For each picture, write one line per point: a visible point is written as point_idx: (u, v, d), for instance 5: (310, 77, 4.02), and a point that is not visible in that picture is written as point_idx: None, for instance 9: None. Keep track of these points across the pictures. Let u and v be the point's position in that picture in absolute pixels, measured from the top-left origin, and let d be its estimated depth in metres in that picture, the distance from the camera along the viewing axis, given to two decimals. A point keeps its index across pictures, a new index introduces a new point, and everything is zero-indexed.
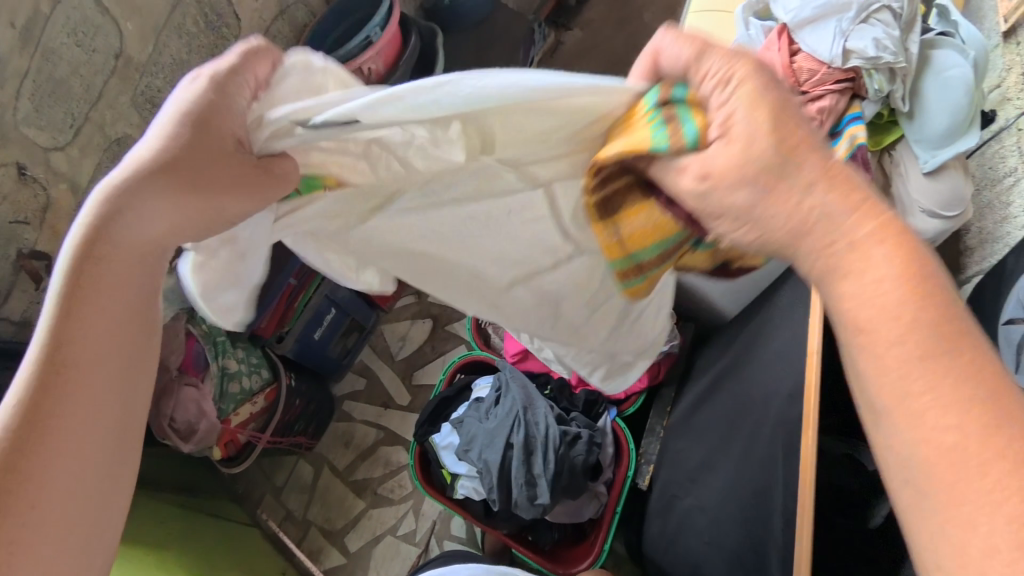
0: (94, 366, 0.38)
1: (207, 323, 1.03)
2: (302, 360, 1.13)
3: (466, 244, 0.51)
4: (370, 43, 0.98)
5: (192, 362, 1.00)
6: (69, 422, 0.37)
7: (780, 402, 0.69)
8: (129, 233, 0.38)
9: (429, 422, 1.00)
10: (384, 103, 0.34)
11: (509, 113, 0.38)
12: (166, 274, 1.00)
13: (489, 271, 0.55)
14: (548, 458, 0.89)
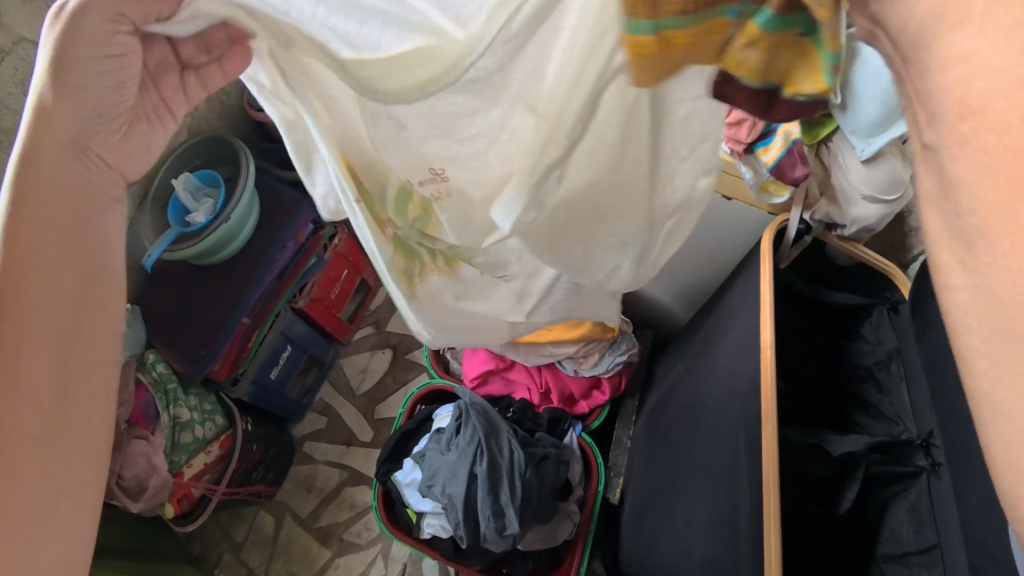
0: (41, 249, 0.40)
1: (157, 369, 0.96)
2: (259, 404, 1.09)
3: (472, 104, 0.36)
4: None
5: (143, 414, 0.93)
6: (27, 316, 0.40)
7: (738, 399, 0.74)
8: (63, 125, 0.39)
9: (391, 460, 0.97)
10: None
11: None
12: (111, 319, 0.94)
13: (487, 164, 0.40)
14: (514, 484, 0.85)
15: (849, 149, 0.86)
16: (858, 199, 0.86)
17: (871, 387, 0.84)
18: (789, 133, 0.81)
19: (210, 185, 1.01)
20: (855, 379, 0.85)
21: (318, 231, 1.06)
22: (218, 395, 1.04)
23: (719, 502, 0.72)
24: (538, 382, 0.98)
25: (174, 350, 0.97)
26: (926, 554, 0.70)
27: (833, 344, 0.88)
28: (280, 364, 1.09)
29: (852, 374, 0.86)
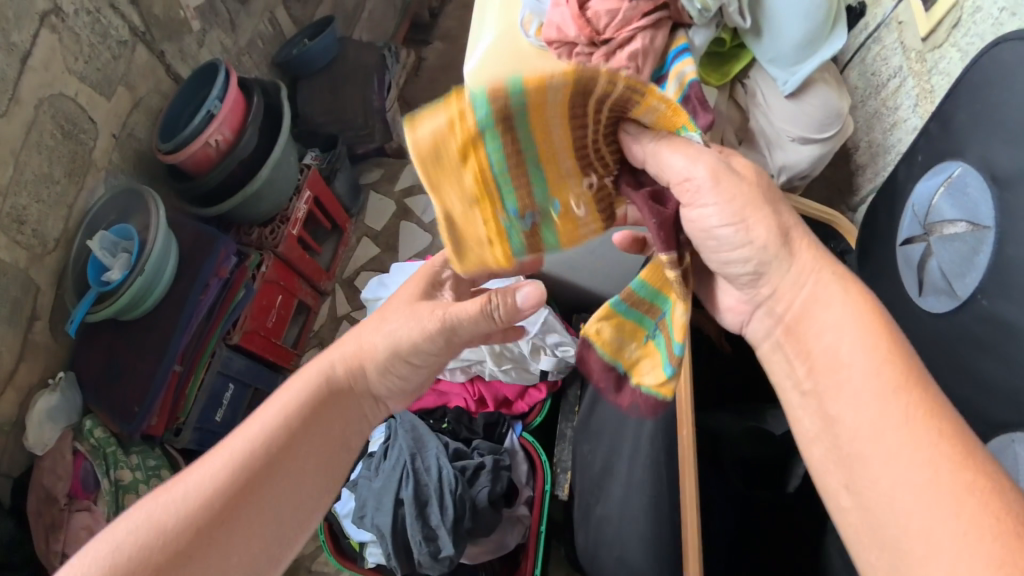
0: (288, 494, 0.44)
1: (95, 436, 0.95)
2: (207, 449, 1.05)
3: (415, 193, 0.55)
4: (211, 116, 0.98)
5: (81, 486, 0.92)
6: (247, 533, 0.41)
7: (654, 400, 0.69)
8: (347, 420, 0.49)
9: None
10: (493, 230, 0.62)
11: None
12: (47, 392, 0.93)
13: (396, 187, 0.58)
14: (444, 505, 0.81)
15: (770, 84, 0.73)
16: (787, 143, 0.72)
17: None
18: (683, 75, 0.69)
19: (126, 240, 0.98)
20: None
21: (242, 262, 1.05)
22: (163, 448, 1.01)
23: (649, 518, 0.69)
24: (471, 392, 0.96)
25: (105, 411, 0.95)
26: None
27: None
28: (224, 405, 1.06)
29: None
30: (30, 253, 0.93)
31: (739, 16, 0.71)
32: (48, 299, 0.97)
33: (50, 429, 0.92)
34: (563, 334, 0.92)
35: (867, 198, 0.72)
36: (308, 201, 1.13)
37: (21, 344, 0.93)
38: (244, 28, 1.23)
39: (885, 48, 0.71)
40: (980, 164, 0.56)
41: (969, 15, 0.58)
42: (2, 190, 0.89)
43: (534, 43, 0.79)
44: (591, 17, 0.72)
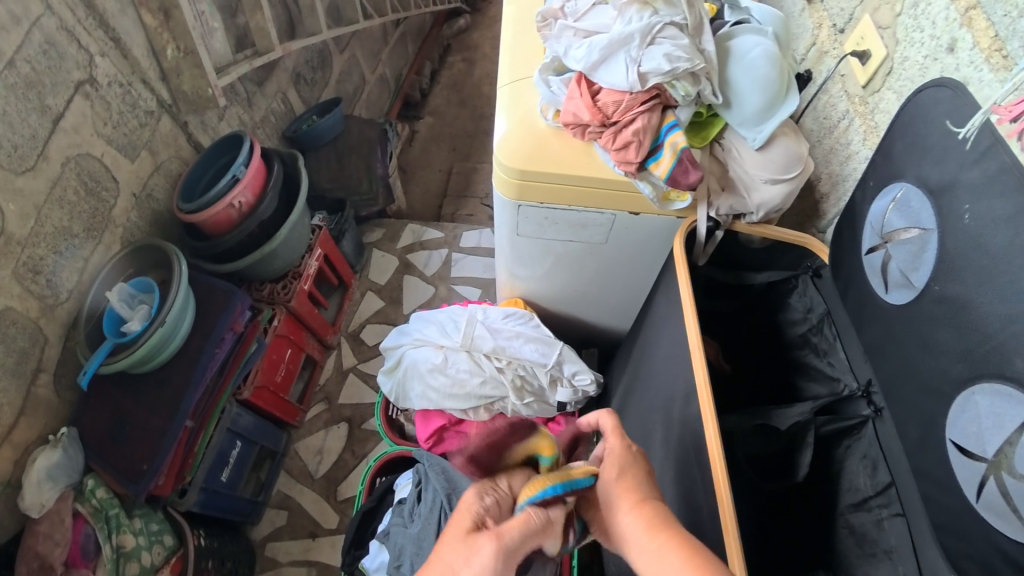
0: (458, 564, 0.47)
1: (97, 497, 0.95)
2: (207, 511, 1.09)
3: (560, 202, 0.94)
4: (237, 180, 1.08)
5: (80, 553, 0.91)
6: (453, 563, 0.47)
7: (680, 403, 0.78)
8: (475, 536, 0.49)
9: (355, 547, 0.93)
10: (578, 222, 0.98)
11: (605, 225, 0.98)
12: (48, 448, 0.94)
13: (545, 211, 0.97)
14: None
15: (741, 141, 0.89)
16: (760, 184, 0.88)
17: (810, 350, 0.87)
18: (675, 144, 0.83)
19: (144, 292, 1.03)
20: (795, 347, 0.89)
21: (256, 317, 1.16)
22: (165, 512, 1.02)
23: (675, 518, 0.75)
24: None
25: (106, 472, 0.95)
26: (883, 494, 0.72)
27: (748, 321, 0.98)
28: (229, 465, 1.12)
29: (793, 344, 0.90)
30: (41, 304, 0.95)
31: (714, 95, 0.86)
32: (55, 351, 0.99)
33: (48, 489, 0.92)
34: (578, 363, 1.05)
35: (833, 220, 0.93)
36: (318, 259, 1.30)
37: (22, 397, 0.94)
38: (258, 105, 1.38)
39: (833, 96, 0.93)
40: (917, 181, 0.70)
41: (899, 65, 0.79)
42: (22, 240, 0.91)
43: (551, 124, 0.94)
44: (601, 106, 0.86)
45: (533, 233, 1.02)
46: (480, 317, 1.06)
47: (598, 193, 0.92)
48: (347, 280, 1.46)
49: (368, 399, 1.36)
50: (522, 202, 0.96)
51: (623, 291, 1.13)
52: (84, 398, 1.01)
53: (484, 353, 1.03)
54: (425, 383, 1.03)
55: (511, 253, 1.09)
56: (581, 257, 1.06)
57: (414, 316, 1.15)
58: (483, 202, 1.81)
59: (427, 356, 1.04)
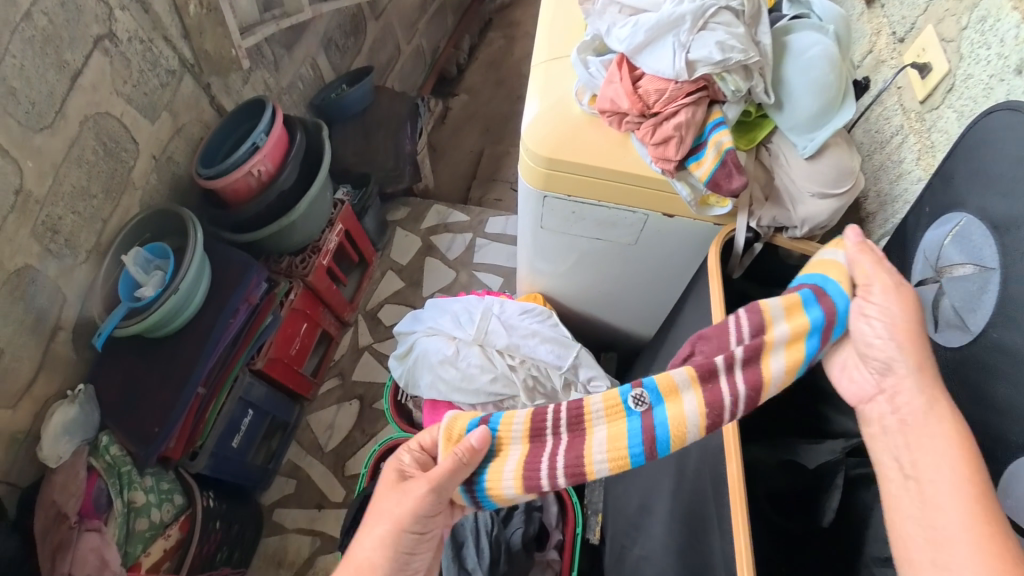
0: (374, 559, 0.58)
1: (110, 455, 1.07)
2: (221, 475, 1.13)
3: (592, 194, 0.89)
4: (256, 148, 1.10)
5: (92, 505, 1.04)
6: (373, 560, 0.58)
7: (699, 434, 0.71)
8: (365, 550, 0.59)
9: (352, 530, 1.03)
10: (612, 218, 0.93)
11: (640, 226, 0.93)
12: (66, 404, 1.06)
13: (574, 203, 0.92)
14: (481, 547, 0.88)
15: (790, 147, 0.81)
16: (805, 198, 0.81)
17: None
18: (721, 144, 0.77)
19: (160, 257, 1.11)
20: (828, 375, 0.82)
21: (270, 291, 1.19)
22: (176, 473, 1.13)
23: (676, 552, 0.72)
24: None
25: (120, 434, 1.06)
26: None
27: None
28: (241, 433, 1.16)
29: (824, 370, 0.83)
30: (60, 265, 1.01)
31: (764, 95, 0.78)
32: (73, 312, 1.07)
33: (65, 443, 1.05)
34: (594, 368, 1.01)
35: (879, 242, 0.86)
36: (338, 233, 1.31)
37: (41, 353, 1.03)
38: (285, 70, 1.34)
39: (887, 109, 0.84)
40: (980, 214, 0.63)
41: (962, 82, 0.70)
42: (40, 200, 0.94)
43: (585, 110, 0.88)
44: (642, 94, 0.80)
45: (558, 227, 0.98)
46: (496, 311, 1.08)
47: (634, 191, 0.87)
48: (368, 257, 1.46)
49: (380, 379, 1.36)
50: (549, 192, 0.91)
51: (645, 300, 1.09)
52: (101, 360, 1.11)
53: (498, 349, 1.05)
54: (435, 373, 1.06)
55: (534, 245, 1.05)
56: (606, 258, 1.02)
57: (430, 302, 1.17)
58: (513, 186, 1.75)
59: (439, 346, 1.08)
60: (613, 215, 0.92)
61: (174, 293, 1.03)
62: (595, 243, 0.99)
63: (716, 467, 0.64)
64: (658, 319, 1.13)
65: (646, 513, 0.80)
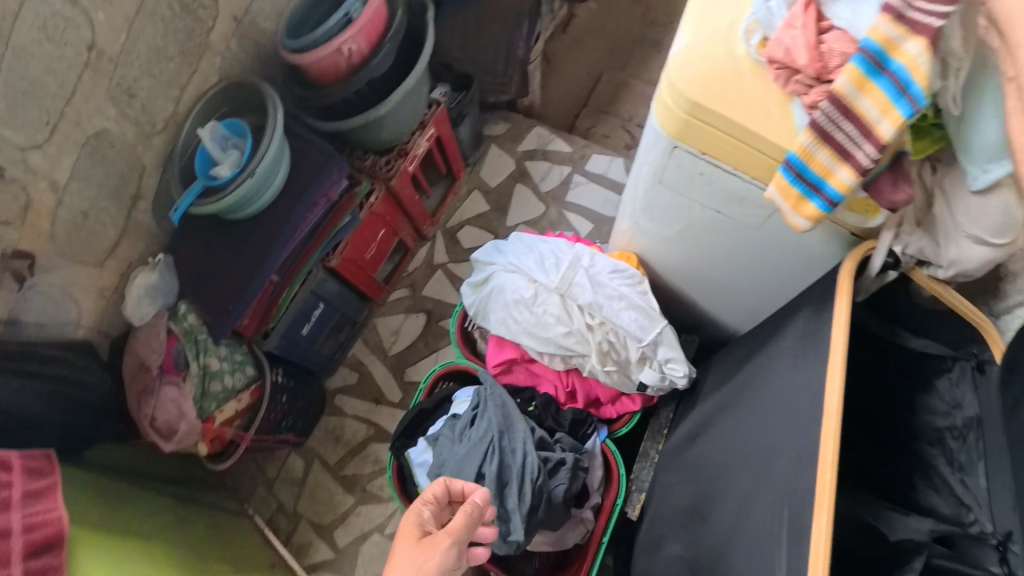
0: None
1: (188, 323, 1.18)
2: (290, 357, 1.27)
3: (730, 159, 0.81)
4: (349, 21, 1.04)
5: (172, 362, 1.18)
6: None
7: (784, 466, 0.70)
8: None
9: (405, 437, 1.11)
10: (742, 190, 0.84)
11: (769, 209, 0.85)
12: (148, 269, 1.18)
13: (705, 162, 0.84)
14: (522, 492, 0.93)
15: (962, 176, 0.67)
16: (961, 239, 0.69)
17: (941, 452, 0.74)
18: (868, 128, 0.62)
19: (235, 135, 1.26)
20: (923, 441, 0.76)
21: (351, 189, 1.22)
22: (250, 347, 1.22)
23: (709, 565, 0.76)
24: (564, 382, 1.06)
25: (199, 305, 1.17)
26: None
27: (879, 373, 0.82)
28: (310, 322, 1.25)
29: (922, 436, 0.76)
30: (137, 129, 1.19)
31: (955, 102, 0.61)
32: (151, 181, 1.24)
33: (146, 305, 1.17)
34: (673, 350, 0.99)
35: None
36: (429, 138, 1.29)
37: (124, 219, 1.21)
38: None
39: None
40: None
41: None
42: (112, 56, 1.08)
43: (751, 54, 0.76)
44: (825, 51, 0.68)
45: (677, 183, 0.90)
46: (586, 263, 1.04)
47: (776, 170, 0.78)
48: (456, 171, 1.45)
49: (451, 300, 1.41)
50: (681, 142, 0.83)
51: (743, 291, 1.02)
52: (184, 228, 1.22)
53: (579, 304, 1.02)
54: (509, 310, 1.05)
55: (643, 200, 0.98)
56: (716, 236, 0.94)
57: (516, 235, 1.15)
58: (627, 122, 1.51)
59: (517, 287, 1.05)
60: (743, 188, 0.84)
61: (251, 175, 1.10)
62: (711, 214, 0.92)
63: (799, 517, 0.63)
64: (749, 318, 1.06)
65: (699, 514, 0.82)
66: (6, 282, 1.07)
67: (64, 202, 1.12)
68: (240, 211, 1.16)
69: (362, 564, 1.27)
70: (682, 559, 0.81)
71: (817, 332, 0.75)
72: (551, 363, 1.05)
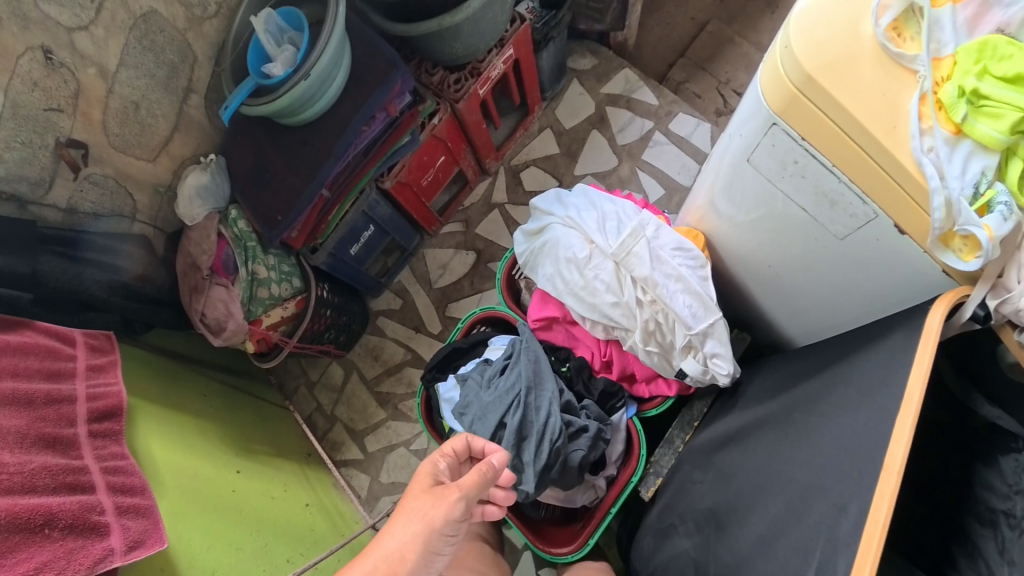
0: (406, 531, 0.64)
1: (237, 228, 1.20)
2: (335, 273, 1.31)
3: (832, 155, 0.71)
4: None
5: (222, 265, 1.22)
6: (403, 532, 0.64)
7: (825, 508, 0.66)
8: (393, 538, 0.64)
9: (438, 368, 1.11)
10: (837, 192, 0.74)
11: (861, 219, 0.75)
12: (199, 171, 1.20)
13: (802, 152, 0.74)
14: (540, 449, 0.94)
15: None
16: None
17: (992, 536, 0.71)
18: None
19: (291, 28, 1.17)
20: (975, 518, 0.73)
21: (415, 107, 1.17)
22: (298, 259, 1.27)
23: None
24: (601, 351, 1.04)
25: (249, 209, 1.18)
26: None
27: (942, 440, 0.80)
28: (359, 242, 1.29)
29: (975, 512, 0.73)
30: (189, 17, 1.18)
31: None
32: (203, 76, 1.26)
33: (197, 207, 1.19)
34: (721, 346, 0.92)
35: None
36: (505, 60, 1.23)
37: (176, 112, 1.25)
38: None
39: None
40: None
41: None
42: None
43: (877, 37, 0.66)
44: None
45: (766, 168, 0.80)
46: (649, 234, 0.95)
47: (882, 178, 0.68)
48: (531, 103, 1.42)
49: (502, 242, 1.45)
50: (781, 121, 0.73)
51: (812, 301, 0.93)
52: (237, 128, 1.19)
53: (633, 276, 0.95)
54: (558, 266, 1.01)
55: (727, 178, 0.88)
56: (801, 235, 0.84)
57: (580, 187, 1.08)
58: (722, 86, 1.46)
59: (571, 244, 1.00)
60: (839, 189, 0.74)
61: (305, 79, 1.01)
62: (794, 211, 0.82)
63: (828, 567, 0.61)
64: (816, 334, 0.99)
65: (718, 522, 0.81)
66: (62, 170, 1.10)
67: (118, 91, 1.14)
68: (294, 115, 1.09)
69: (387, 472, 1.40)
70: (688, 556, 0.83)
71: (890, 382, 0.67)
72: (591, 328, 1.02)
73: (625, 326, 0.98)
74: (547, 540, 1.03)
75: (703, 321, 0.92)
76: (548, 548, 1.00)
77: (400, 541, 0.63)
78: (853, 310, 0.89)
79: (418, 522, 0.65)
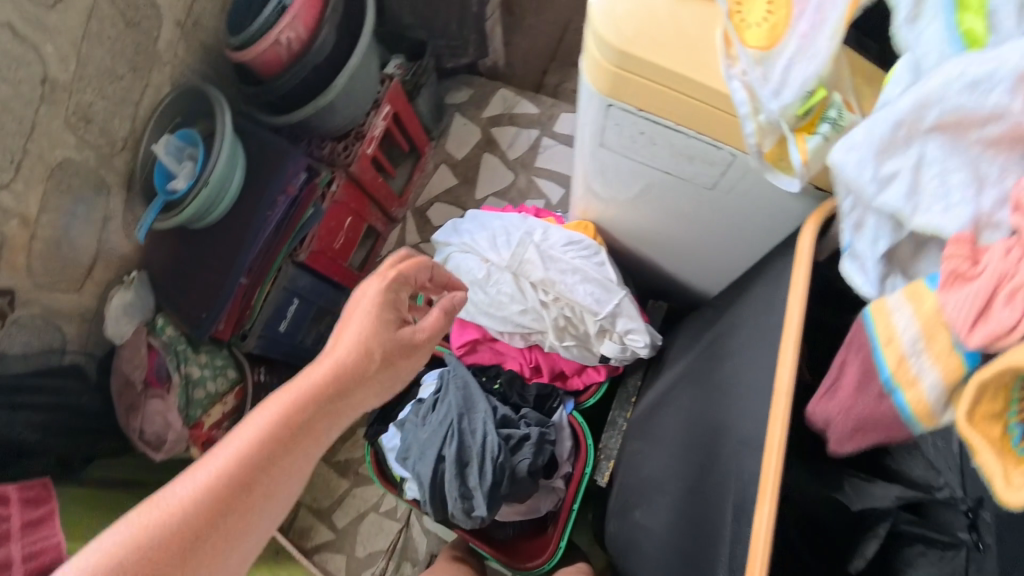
0: (346, 367, 0.59)
1: (166, 335, 1.19)
2: (270, 351, 1.29)
3: (670, 112, 0.71)
4: (284, 8, 1.08)
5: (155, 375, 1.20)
6: (340, 367, 0.59)
7: (742, 448, 0.60)
8: (317, 371, 0.58)
9: (380, 421, 1.07)
10: (690, 146, 0.74)
11: (719, 161, 0.75)
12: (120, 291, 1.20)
13: (642, 119, 0.74)
14: (483, 469, 0.89)
15: None
16: None
17: None
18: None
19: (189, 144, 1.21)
20: None
21: (313, 180, 1.22)
22: (229, 349, 1.26)
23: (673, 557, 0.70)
24: (527, 358, 1.01)
25: (175, 315, 1.18)
26: None
27: None
28: (288, 317, 1.27)
29: None
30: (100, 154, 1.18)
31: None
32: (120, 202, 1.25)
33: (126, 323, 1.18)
34: (634, 321, 0.93)
35: None
36: (384, 117, 1.31)
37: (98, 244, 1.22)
38: None
39: None
40: None
41: None
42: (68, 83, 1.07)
43: None
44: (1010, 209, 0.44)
45: (622, 144, 0.81)
46: (537, 238, 0.97)
47: (717, 116, 0.68)
48: (421, 147, 1.50)
49: None
50: (615, 100, 0.73)
51: (701, 248, 0.96)
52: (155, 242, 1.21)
53: (532, 281, 0.95)
54: (463, 292, 1.00)
55: (595, 164, 0.89)
56: (677, 194, 0.85)
57: (472, 214, 1.09)
58: None
59: (470, 267, 1.00)
60: (690, 143, 0.74)
61: (205, 185, 1.08)
62: (661, 173, 0.82)
63: (744, 502, 0.55)
64: (724, 280, 1.02)
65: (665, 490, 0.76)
66: None
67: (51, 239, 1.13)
68: (198, 221, 1.14)
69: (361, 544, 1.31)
70: (647, 530, 0.77)
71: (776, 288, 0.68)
72: (507, 339, 1.00)
73: (543, 331, 0.96)
74: (520, 557, 0.99)
75: (611, 294, 0.93)
76: (523, 565, 0.97)
77: (334, 361, 0.59)
78: (725, 247, 0.93)
79: (360, 351, 0.60)
